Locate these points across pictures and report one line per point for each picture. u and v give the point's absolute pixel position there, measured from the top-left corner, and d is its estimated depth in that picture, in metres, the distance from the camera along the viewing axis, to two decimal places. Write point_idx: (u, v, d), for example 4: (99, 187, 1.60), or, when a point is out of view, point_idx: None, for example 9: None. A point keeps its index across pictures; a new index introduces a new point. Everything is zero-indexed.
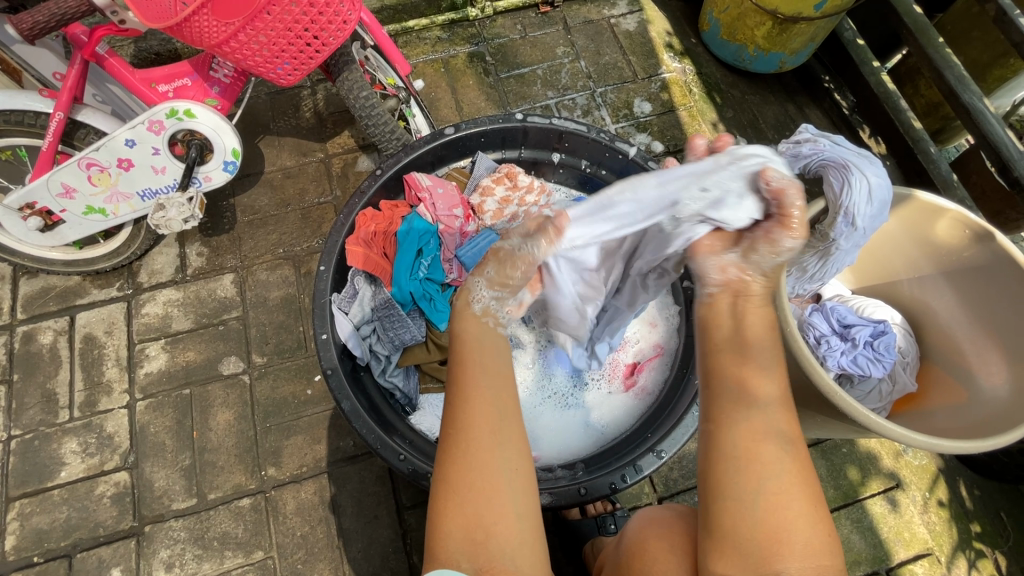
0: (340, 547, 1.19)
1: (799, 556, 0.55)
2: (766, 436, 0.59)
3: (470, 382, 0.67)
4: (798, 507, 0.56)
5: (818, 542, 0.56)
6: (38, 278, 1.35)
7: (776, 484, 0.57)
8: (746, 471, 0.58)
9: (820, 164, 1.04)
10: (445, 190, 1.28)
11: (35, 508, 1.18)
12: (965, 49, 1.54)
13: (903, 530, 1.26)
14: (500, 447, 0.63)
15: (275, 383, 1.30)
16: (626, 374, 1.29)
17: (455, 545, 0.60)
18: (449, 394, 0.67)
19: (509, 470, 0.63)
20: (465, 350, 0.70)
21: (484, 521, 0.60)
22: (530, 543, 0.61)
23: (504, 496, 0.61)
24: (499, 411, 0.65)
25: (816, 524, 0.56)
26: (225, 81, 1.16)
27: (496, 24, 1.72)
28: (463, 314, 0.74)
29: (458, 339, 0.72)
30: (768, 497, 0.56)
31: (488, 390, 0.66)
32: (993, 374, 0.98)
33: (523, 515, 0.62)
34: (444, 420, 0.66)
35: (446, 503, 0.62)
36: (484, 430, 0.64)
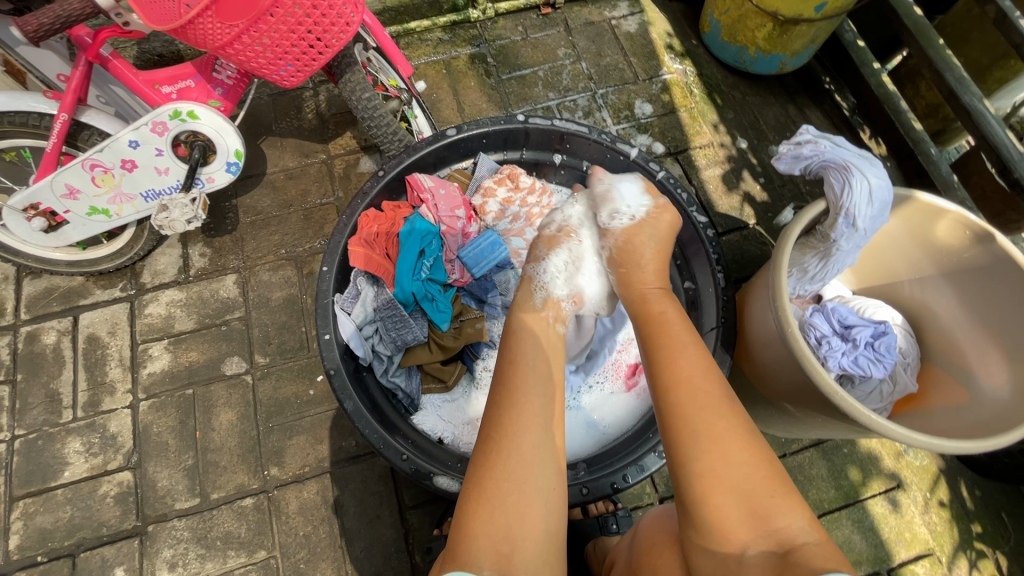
0: (343, 547, 1.19)
1: (750, 522, 0.60)
2: (688, 420, 0.67)
3: (516, 390, 0.74)
4: (741, 477, 0.62)
5: (771, 507, 0.60)
6: (41, 278, 1.35)
7: (704, 461, 0.63)
8: (676, 461, 0.65)
9: (821, 165, 1.04)
10: (447, 190, 1.29)
11: (39, 508, 1.18)
12: (965, 51, 1.54)
13: (904, 531, 1.26)
14: (540, 463, 0.68)
15: (277, 383, 1.30)
16: (627, 375, 1.30)
17: (480, 552, 0.61)
18: (500, 399, 0.73)
19: (545, 486, 0.67)
20: (520, 361, 0.79)
21: (513, 528, 0.63)
22: (551, 563, 0.63)
23: (537, 507, 0.65)
24: (544, 427, 0.71)
25: (764, 488, 0.61)
26: (228, 82, 1.17)
27: (498, 25, 1.72)
28: (523, 305, 0.93)
29: (516, 346, 0.82)
30: (698, 475, 0.63)
31: (538, 403, 0.72)
32: (993, 375, 0.99)
33: (550, 535, 0.65)
34: (490, 423, 0.72)
35: (476, 505, 0.65)
36: (529, 439, 0.69)
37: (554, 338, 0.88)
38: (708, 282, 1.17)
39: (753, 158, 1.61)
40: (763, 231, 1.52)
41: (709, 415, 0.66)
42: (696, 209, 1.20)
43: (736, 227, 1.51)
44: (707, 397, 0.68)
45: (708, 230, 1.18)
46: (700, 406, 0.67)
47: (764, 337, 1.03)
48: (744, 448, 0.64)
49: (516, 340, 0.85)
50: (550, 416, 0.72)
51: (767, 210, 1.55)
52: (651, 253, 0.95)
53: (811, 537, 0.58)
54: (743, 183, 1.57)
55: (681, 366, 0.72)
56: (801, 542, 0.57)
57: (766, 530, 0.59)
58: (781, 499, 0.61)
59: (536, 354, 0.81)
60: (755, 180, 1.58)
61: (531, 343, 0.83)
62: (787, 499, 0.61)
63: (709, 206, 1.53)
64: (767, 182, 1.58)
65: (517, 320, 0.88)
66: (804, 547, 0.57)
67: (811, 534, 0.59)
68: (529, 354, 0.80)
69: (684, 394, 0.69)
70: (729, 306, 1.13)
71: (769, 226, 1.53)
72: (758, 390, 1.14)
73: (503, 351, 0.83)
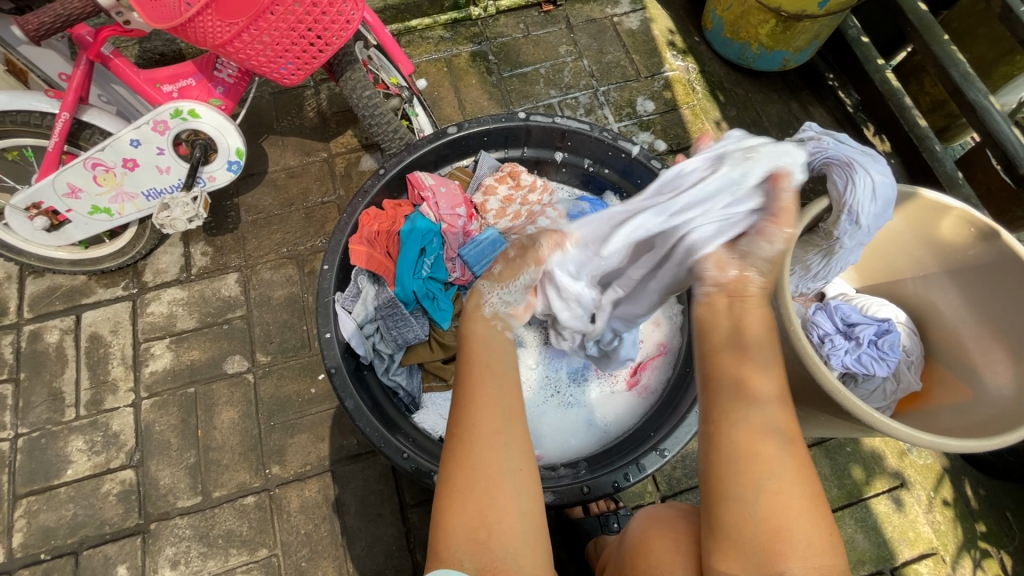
0: (345, 545, 1.19)
1: (802, 553, 0.57)
2: (767, 436, 0.63)
3: (472, 386, 0.71)
4: (804, 507, 0.60)
5: (821, 542, 0.58)
6: (44, 278, 1.35)
7: (778, 482, 0.60)
8: (748, 469, 0.61)
9: (824, 162, 1.02)
10: (447, 189, 1.28)
11: (42, 506, 1.19)
12: (971, 46, 1.53)
13: (907, 530, 1.26)
14: (505, 447, 0.67)
15: (278, 381, 1.31)
16: (629, 373, 1.28)
17: (457, 545, 0.62)
18: (458, 397, 0.72)
19: (513, 471, 0.66)
20: (473, 355, 0.76)
21: (487, 519, 0.63)
22: (533, 546, 0.63)
23: (508, 495, 0.64)
24: (505, 413, 0.69)
25: (820, 524, 0.59)
26: (229, 81, 1.16)
27: (499, 23, 1.72)
28: (472, 318, 0.82)
29: (468, 344, 0.78)
30: (769, 494, 0.60)
31: (495, 392, 0.70)
32: (999, 373, 0.97)
33: (527, 519, 0.65)
34: (451, 422, 0.70)
35: (450, 502, 0.65)
36: (489, 429, 0.67)
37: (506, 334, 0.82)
38: None
39: None
40: None
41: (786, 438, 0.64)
42: None
43: None
44: (786, 418, 0.65)
45: None
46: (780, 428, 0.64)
47: None
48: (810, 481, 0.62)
49: (468, 340, 0.80)
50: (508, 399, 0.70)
51: None
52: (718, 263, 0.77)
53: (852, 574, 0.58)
54: None
55: (767, 379, 0.67)
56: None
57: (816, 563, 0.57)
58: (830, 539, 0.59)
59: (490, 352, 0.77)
60: None
61: (486, 335, 0.79)
62: (833, 536, 0.60)
63: None
64: None
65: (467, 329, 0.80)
66: None
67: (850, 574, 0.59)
68: (488, 353, 0.76)
69: (767, 411, 0.65)
70: None
71: None
72: None
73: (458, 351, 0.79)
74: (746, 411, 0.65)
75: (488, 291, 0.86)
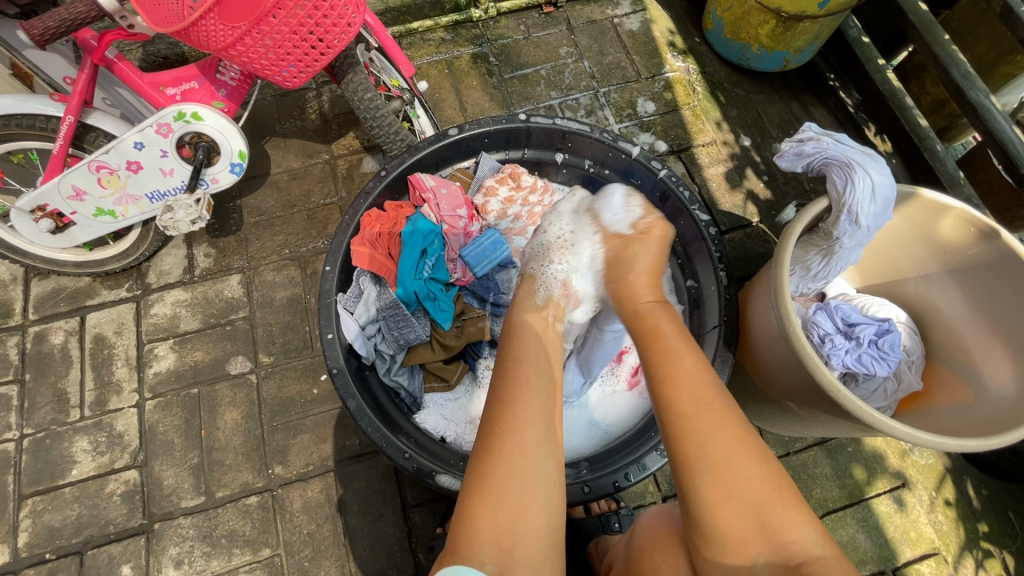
0: (347, 545, 1.20)
1: (762, 537, 0.60)
2: (693, 436, 0.64)
3: (518, 388, 0.73)
4: (750, 493, 0.61)
5: (784, 521, 0.61)
6: (49, 279, 1.37)
7: (712, 480, 0.62)
8: (683, 472, 0.63)
9: (824, 163, 1.04)
10: (448, 190, 1.29)
11: (48, 506, 1.20)
12: (972, 46, 1.53)
13: (909, 530, 1.26)
14: (541, 458, 0.68)
15: (281, 382, 1.31)
16: (630, 374, 1.29)
17: (482, 549, 0.62)
18: (500, 394, 0.73)
19: (546, 483, 0.66)
20: (522, 356, 0.79)
21: (515, 524, 0.63)
22: (552, 560, 0.64)
23: (539, 505, 0.65)
24: (547, 422, 0.70)
25: (775, 507, 0.61)
26: (232, 83, 1.17)
27: (500, 25, 1.72)
28: (522, 306, 0.90)
29: (517, 345, 0.81)
30: (708, 491, 0.62)
31: (539, 401, 0.72)
32: (1000, 373, 0.98)
33: (552, 532, 0.65)
34: (491, 419, 0.71)
35: (478, 501, 0.65)
36: (531, 435, 0.69)
37: (551, 338, 0.85)
38: (710, 280, 1.17)
39: (756, 156, 1.61)
40: (766, 229, 1.51)
41: (715, 428, 0.65)
42: (698, 207, 1.20)
43: (739, 225, 1.51)
44: (712, 408, 0.66)
45: (710, 228, 1.18)
46: (706, 421, 0.65)
47: (767, 335, 1.03)
48: (754, 463, 0.63)
49: (517, 337, 0.83)
50: (552, 411, 0.72)
51: (770, 208, 1.54)
52: (646, 264, 0.89)
53: (823, 550, 0.60)
54: (746, 182, 1.57)
55: (682, 377, 0.69)
56: (812, 556, 0.59)
57: (780, 544, 0.60)
58: (794, 514, 0.61)
59: (535, 355, 0.79)
60: (758, 179, 1.57)
61: (534, 339, 0.82)
62: (799, 511, 0.62)
63: (712, 204, 1.53)
64: (770, 180, 1.57)
65: (518, 318, 0.86)
66: (813, 560, 0.58)
67: (823, 547, 0.60)
68: (531, 354, 0.79)
69: (689, 410, 0.66)
70: (732, 305, 1.12)
71: (772, 223, 1.52)
72: (762, 391, 1.14)
73: (505, 347, 0.82)
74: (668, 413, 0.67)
75: (539, 273, 0.97)
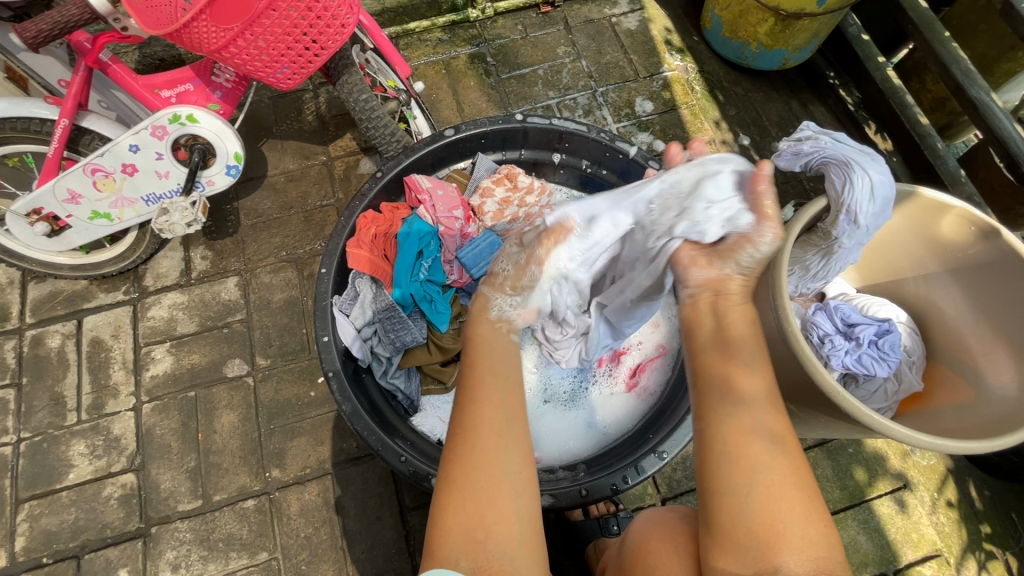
0: (344, 548, 1.19)
1: (797, 544, 0.58)
2: (756, 433, 0.64)
3: (476, 386, 0.72)
4: (796, 500, 0.60)
5: (817, 532, 0.59)
6: (46, 282, 1.36)
7: (770, 475, 0.61)
8: (734, 467, 0.62)
9: (822, 162, 1.02)
10: (445, 191, 1.28)
11: (45, 510, 1.19)
12: (972, 43, 1.52)
13: (911, 532, 1.24)
14: (507, 449, 0.67)
15: (278, 385, 1.31)
16: (628, 375, 1.28)
17: (456, 545, 0.62)
18: (463, 394, 0.73)
19: (513, 472, 0.66)
20: (480, 360, 0.78)
21: (485, 517, 0.63)
22: (529, 553, 0.63)
23: (506, 495, 0.64)
24: (506, 416, 0.70)
25: (814, 519, 0.59)
26: (226, 85, 1.16)
27: (497, 25, 1.72)
28: (478, 319, 0.86)
29: (476, 351, 0.80)
30: (762, 489, 0.60)
31: (497, 395, 0.71)
32: (1002, 373, 0.96)
33: (524, 515, 0.65)
34: (453, 423, 0.71)
35: (446, 503, 0.65)
36: (493, 431, 0.68)
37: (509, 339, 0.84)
38: None
39: (756, 155, 1.60)
40: None
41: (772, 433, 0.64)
42: None
43: None
44: (769, 411, 0.66)
45: None
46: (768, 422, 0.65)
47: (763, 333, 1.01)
48: (799, 474, 0.62)
49: (473, 343, 0.82)
50: (512, 406, 0.71)
51: None
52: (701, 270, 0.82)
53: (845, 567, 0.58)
54: None
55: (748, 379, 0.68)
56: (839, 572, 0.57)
57: (812, 556, 0.57)
58: (826, 530, 0.59)
59: (494, 352, 0.79)
60: None
61: (491, 343, 0.81)
62: (827, 528, 0.60)
63: None
64: None
65: (471, 331, 0.84)
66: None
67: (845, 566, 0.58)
68: (490, 355, 0.79)
69: (755, 411, 0.66)
70: None
71: None
72: None
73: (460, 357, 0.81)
74: (733, 407, 0.66)
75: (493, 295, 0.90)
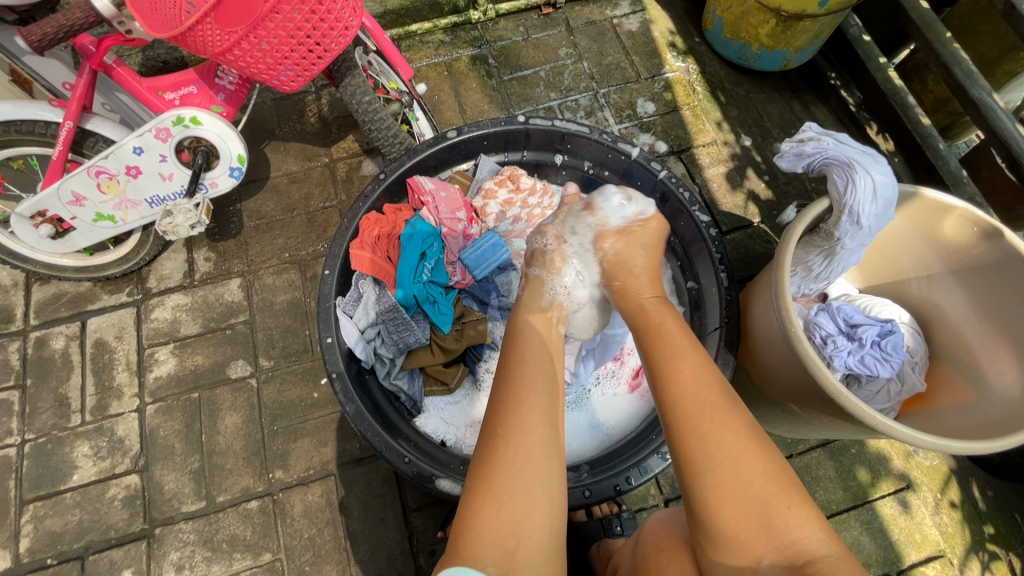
0: (348, 549, 1.20)
1: (767, 538, 0.60)
2: (700, 436, 0.65)
3: (521, 387, 0.74)
4: (756, 490, 0.61)
5: (788, 519, 0.60)
6: (50, 284, 1.37)
7: (719, 473, 0.62)
8: (687, 475, 0.64)
9: (824, 163, 1.03)
10: (447, 193, 1.28)
11: (49, 511, 1.20)
12: (974, 44, 1.52)
13: (914, 532, 1.24)
14: (545, 461, 0.68)
15: (282, 386, 1.31)
16: (631, 376, 1.29)
17: (485, 551, 0.61)
18: (504, 394, 0.74)
19: (550, 488, 0.67)
20: (527, 359, 0.80)
21: (520, 526, 0.63)
22: (553, 564, 0.64)
23: (543, 509, 0.65)
24: (550, 424, 0.71)
25: (782, 507, 0.61)
26: (230, 88, 1.17)
27: (498, 26, 1.72)
28: (527, 309, 0.94)
29: (519, 347, 0.83)
30: (713, 490, 0.62)
31: (543, 402, 0.73)
32: (1004, 374, 0.97)
33: (554, 536, 0.65)
34: (494, 419, 0.72)
35: (482, 500, 0.65)
36: (535, 436, 0.69)
37: (553, 337, 0.90)
38: (711, 282, 1.16)
39: (758, 156, 1.60)
40: (768, 230, 1.50)
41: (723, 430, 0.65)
42: (698, 208, 1.19)
43: (740, 225, 1.50)
44: (718, 409, 0.67)
45: (711, 229, 1.17)
46: (715, 422, 0.66)
47: (770, 335, 1.01)
48: (760, 464, 0.63)
49: (522, 336, 0.87)
50: (555, 415, 0.73)
51: (772, 208, 1.53)
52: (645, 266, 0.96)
53: (828, 549, 0.59)
54: (747, 182, 1.56)
55: (685, 379, 0.70)
56: (819, 555, 0.58)
57: (786, 542, 0.59)
58: (801, 515, 0.61)
59: (537, 353, 0.82)
60: (759, 179, 1.57)
61: (533, 341, 0.85)
62: (803, 509, 0.61)
63: (712, 205, 1.53)
64: (771, 180, 1.57)
65: (522, 320, 0.90)
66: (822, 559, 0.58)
67: (830, 547, 0.59)
68: (534, 355, 0.81)
69: (694, 412, 0.67)
70: (732, 306, 1.11)
71: (773, 224, 1.51)
72: (763, 391, 1.12)
73: (509, 349, 0.84)
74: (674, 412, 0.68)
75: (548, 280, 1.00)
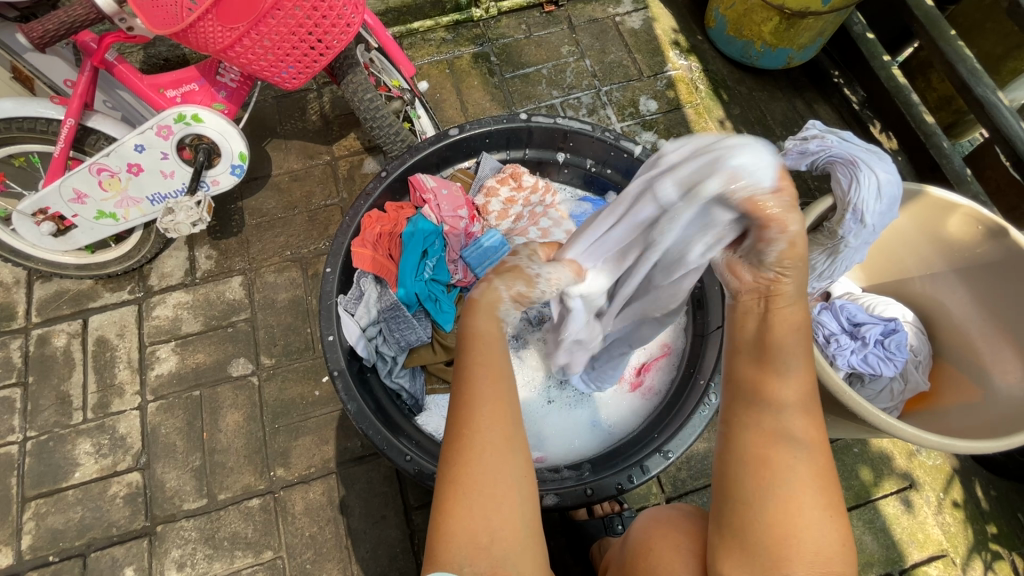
0: (349, 547, 1.20)
1: (810, 561, 0.54)
2: (778, 446, 0.57)
3: (480, 384, 0.65)
4: (815, 513, 0.55)
5: (835, 548, 0.55)
6: (51, 282, 1.37)
7: (792, 488, 0.55)
8: (753, 478, 0.57)
9: (828, 161, 1.02)
10: (449, 190, 1.28)
11: (50, 508, 1.20)
12: (979, 41, 1.52)
13: (917, 532, 1.24)
14: (512, 453, 0.63)
15: (283, 384, 1.31)
16: (633, 374, 1.28)
17: (459, 550, 0.60)
18: (462, 393, 0.65)
19: (518, 475, 0.63)
20: (488, 354, 0.67)
21: (491, 522, 0.61)
22: (529, 547, 0.63)
23: (512, 498, 0.62)
24: (513, 417, 0.65)
25: (835, 530, 0.56)
26: (232, 85, 1.17)
27: (501, 24, 1.72)
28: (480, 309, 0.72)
29: (479, 341, 0.69)
30: (780, 502, 0.55)
31: (503, 397, 0.65)
32: (1008, 373, 0.96)
33: (527, 519, 0.63)
34: (458, 416, 0.64)
35: (454, 500, 0.62)
36: (496, 434, 0.63)
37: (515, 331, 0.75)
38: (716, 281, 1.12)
39: None
40: None
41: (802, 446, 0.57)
42: None
43: None
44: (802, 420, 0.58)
45: None
46: (794, 428, 0.57)
47: None
48: (826, 485, 0.57)
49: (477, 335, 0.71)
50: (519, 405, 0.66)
51: None
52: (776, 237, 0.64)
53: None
54: None
55: (788, 386, 0.58)
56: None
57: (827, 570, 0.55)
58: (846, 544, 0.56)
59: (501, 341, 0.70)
60: None
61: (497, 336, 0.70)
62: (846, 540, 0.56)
63: None
64: None
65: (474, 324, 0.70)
66: None
67: None
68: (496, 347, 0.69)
69: (774, 411, 0.58)
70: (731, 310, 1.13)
71: None
72: None
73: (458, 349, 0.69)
74: (755, 414, 0.59)
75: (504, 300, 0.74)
